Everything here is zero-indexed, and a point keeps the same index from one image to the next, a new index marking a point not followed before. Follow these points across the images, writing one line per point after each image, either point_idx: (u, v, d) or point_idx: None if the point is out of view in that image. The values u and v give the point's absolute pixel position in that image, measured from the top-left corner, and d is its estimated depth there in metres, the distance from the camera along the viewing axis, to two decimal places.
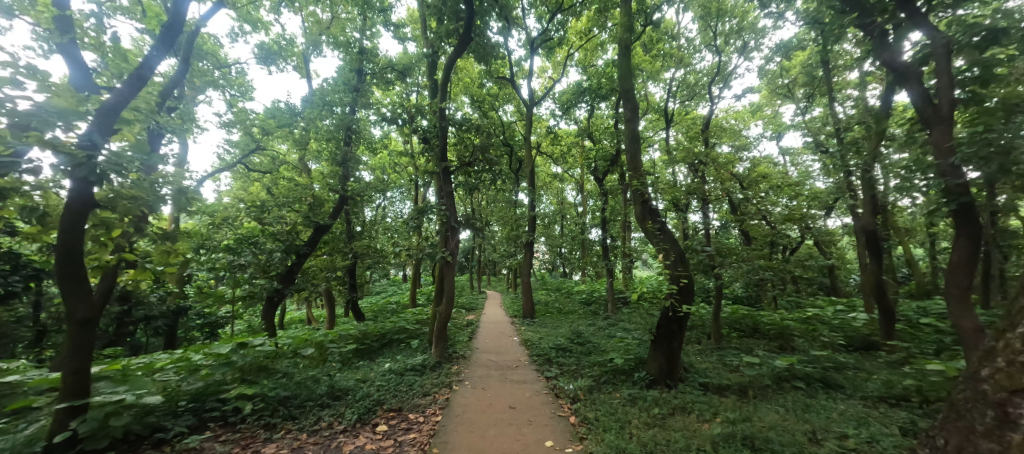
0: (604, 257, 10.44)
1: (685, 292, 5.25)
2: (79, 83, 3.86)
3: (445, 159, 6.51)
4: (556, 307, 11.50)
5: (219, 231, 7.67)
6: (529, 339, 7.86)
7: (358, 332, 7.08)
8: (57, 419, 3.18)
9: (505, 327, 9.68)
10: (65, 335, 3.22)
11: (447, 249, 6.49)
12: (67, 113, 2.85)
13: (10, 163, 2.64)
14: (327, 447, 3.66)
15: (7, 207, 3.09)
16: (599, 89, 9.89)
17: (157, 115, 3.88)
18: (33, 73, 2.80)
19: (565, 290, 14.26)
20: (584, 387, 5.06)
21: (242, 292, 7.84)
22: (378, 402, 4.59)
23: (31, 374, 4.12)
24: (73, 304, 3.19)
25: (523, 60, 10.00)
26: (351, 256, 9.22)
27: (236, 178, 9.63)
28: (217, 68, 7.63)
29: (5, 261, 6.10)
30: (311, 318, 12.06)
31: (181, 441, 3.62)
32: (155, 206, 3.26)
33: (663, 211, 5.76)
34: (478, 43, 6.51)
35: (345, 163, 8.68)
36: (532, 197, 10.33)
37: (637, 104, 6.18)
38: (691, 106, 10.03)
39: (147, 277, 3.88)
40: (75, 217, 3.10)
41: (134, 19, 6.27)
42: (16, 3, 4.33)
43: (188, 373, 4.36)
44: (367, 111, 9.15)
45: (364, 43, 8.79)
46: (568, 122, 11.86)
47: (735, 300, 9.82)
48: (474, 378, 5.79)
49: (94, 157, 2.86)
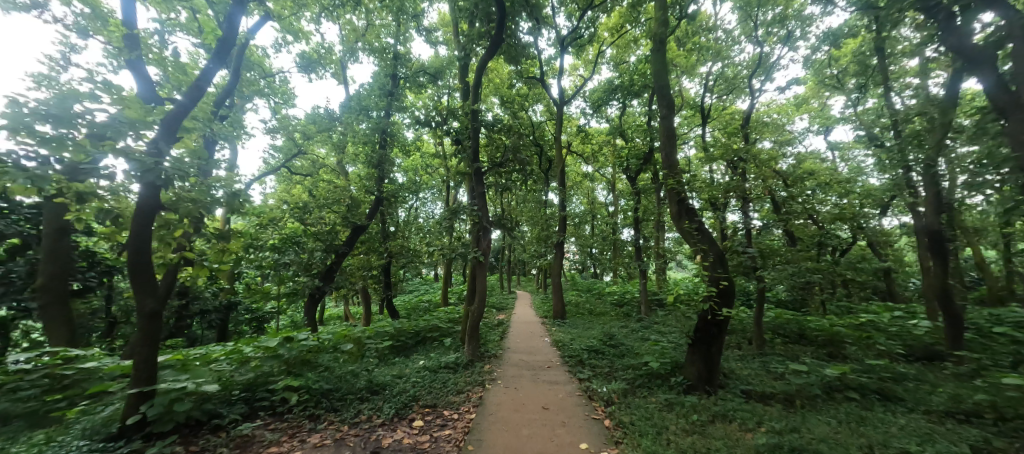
0: (637, 258, 10.20)
1: (725, 295, 5.06)
2: (145, 95, 4.42)
3: (476, 161, 6.58)
4: (587, 308, 11.35)
5: (265, 232, 8.16)
6: (561, 340, 7.81)
7: (393, 329, 7.29)
8: (130, 403, 3.51)
9: (534, 328, 9.67)
10: (134, 327, 3.52)
11: (479, 249, 6.56)
12: (137, 123, 3.12)
13: (90, 170, 2.93)
14: (367, 440, 3.79)
15: (85, 210, 3.40)
16: (632, 87, 9.64)
17: (212, 123, 4.16)
18: (108, 88, 3.09)
19: (597, 291, 14.02)
20: (618, 390, 4.96)
21: (287, 289, 8.20)
22: (414, 398, 4.71)
23: (106, 361, 4.56)
24: (142, 297, 3.51)
25: (553, 59, 9.94)
26: (386, 255, 9.50)
27: (280, 181, 10.19)
28: (263, 78, 8.08)
29: (83, 258, 6.73)
30: (349, 315, 12.55)
31: (235, 427, 3.87)
32: (212, 207, 3.52)
33: (700, 210, 5.59)
34: (509, 44, 6.57)
35: (381, 165, 8.91)
36: (562, 197, 10.25)
37: (673, 100, 5.99)
38: (730, 101, 9.62)
39: (204, 274, 4.17)
40: (145, 218, 3.41)
41: (191, 35, 6.75)
42: (91, 25, 4.99)
43: (240, 364, 4.66)
44: (402, 115, 9.40)
45: (398, 48, 9.03)
46: (598, 121, 11.68)
47: (778, 304, 9.32)
48: (506, 377, 5.81)
49: (160, 163, 3.12)
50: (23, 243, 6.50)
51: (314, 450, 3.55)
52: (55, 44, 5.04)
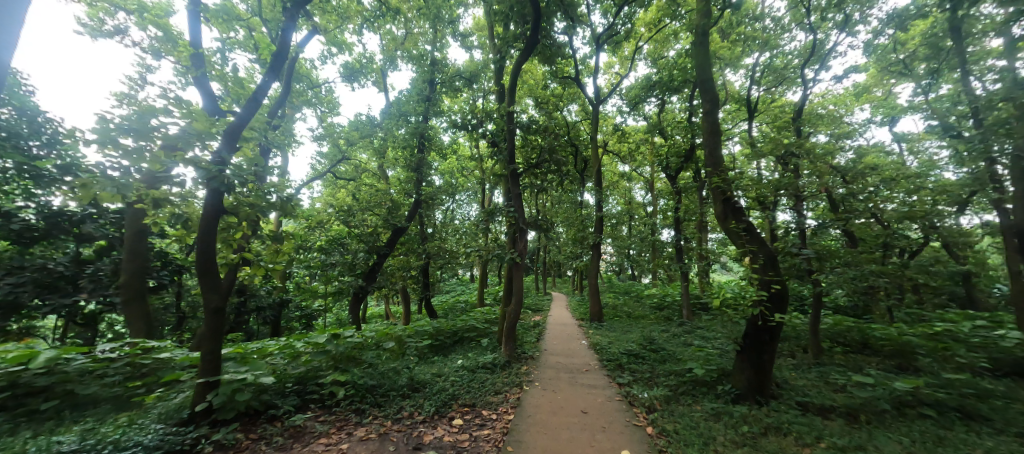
0: (678, 260, 9.82)
1: (778, 299, 4.76)
2: (209, 108, 4.83)
3: (512, 162, 6.61)
4: (625, 311, 11.06)
5: (313, 233, 8.76)
6: (598, 343, 7.66)
7: (432, 328, 7.47)
8: (198, 391, 3.83)
9: (571, 330, 9.56)
10: (202, 321, 3.84)
11: (516, 250, 6.56)
12: (204, 134, 3.41)
13: (165, 178, 3.24)
14: (409, 436, 3.90)
15: (160, 215, 3.74)
16: (671, 83, 9.30)
17: (267, 132, 4.46)
18: (179, 103, 3.40)
19: (635, 294, 13.60)
20: (660, 397, 4.78)
21: (332, 289, 8.61)
22: (453, 396, 4.80)
23: (176, 353, 5.01)
24: (209, 294, 3.83)
25: (588, 58, 9.81)
26: (424, 256, 9.74)
27: (326, 185, 10.75)
28: (310, 88, 8.57)
29: (158, 258, 7.46)
30: (389, 314, 12.99)
31: (289, 418, 4.11)
32: (268, 210, 3.79)
33: (748, 209, 5.31)
34: (545, 45, 6.57)
35: (419, 169, 9.18)
36: (599, 197, 10.06)
37: (717, 94, 5.73)
38: (779, 93, 9.05)
39: (260, 274, 4.47)
40: (211, 222, 3.72)
41: (248, 51, 7.28)
42: (164, 47, 5.52)
43: (292, 358, 4.95)
44: (439, 119, 9.63)
45: (435, 54, 9.25)
46: (635, 119, 11.39)
47: (837, 310, 8.61)
48: (544, 379, 5.77)
49: (223, 170, 3.40)
50: (109, 244, 7.43)
51: (360, 444, 3.70)
52: (134, 66, 5.61)
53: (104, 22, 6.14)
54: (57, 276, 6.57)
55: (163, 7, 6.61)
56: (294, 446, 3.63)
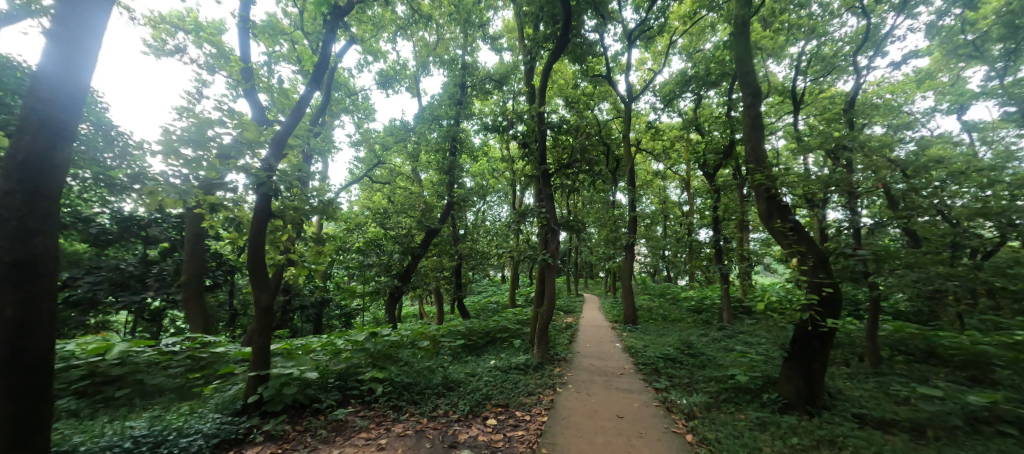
0: (717, 261, 9.40)
1: (829, 303, 4.45)
2: (258, 119, 5.14)
3: (543, 162, 6.60)
4: (661, 313, 10.73)
5: (352, 235, 9.13)
6: (633, 346, 7.47)
7: (465, 329, 7.58)
8: (250, 384, 4.08)
9: (604, 332, 9.39)
10: (253, 319, 4.08)
11: (548, 252, 6.51)
12: (253, 143, 3.64)
13: (220, 184, 3.49)
14: (444, 434, 3.96)
15: (217, 218, 4.03)
16: (708, 77, 8.93)
17: (310, 139, 4.69)
18: (232, 114, 3.64)
19: (671, 296, 13.16)
20: (701, 404, 4.59)
21: (370, 288, 8.92)
22: (486, 396, 4.83)
23: (231, 347, 5.38)
24: (259, 293, 4.07)
25: (620, 55, 9.63)
26: (457, 257, 9.90)
27: (363, 189, 11.18)
28: (348, 96, 8.93)
29: (214, 259, 8.05)
30: (423, 313, 13.30)
31: (331, 412, 4.29)
32: (311, 214, 3.98)
33: (795, 207, 5.02)
34: (575, 44, 6.51)
35: (451, 171, 9.34)
36: (631, 196, 9.84)
37: (759, 87, 5.45)
38: (828, 82, 8.49)
39: (305, 274, 4.70)
40: (260, 225, 3.95)
41: (291, 63, 7.69)
42: (219, 63, 5.95)
43: (334, 355, 5.17)
44: (470, 122, 9.76)
45: (466, 58, 9.39)
46: (670, 116, 11.05)
47: (897, 316, 7.94)
48: (577, 382, 5.71)
49: (270, 176, 3.61)
50: (171, 246, 8.10)
51: (398, 439, 3.81)
52: (192, 81, 6.08)
53: (166, 43, 6.69)
54: (128, 275, 7.23)
55: (217, 26, 7.13)
56: (337, 439, 3.78)
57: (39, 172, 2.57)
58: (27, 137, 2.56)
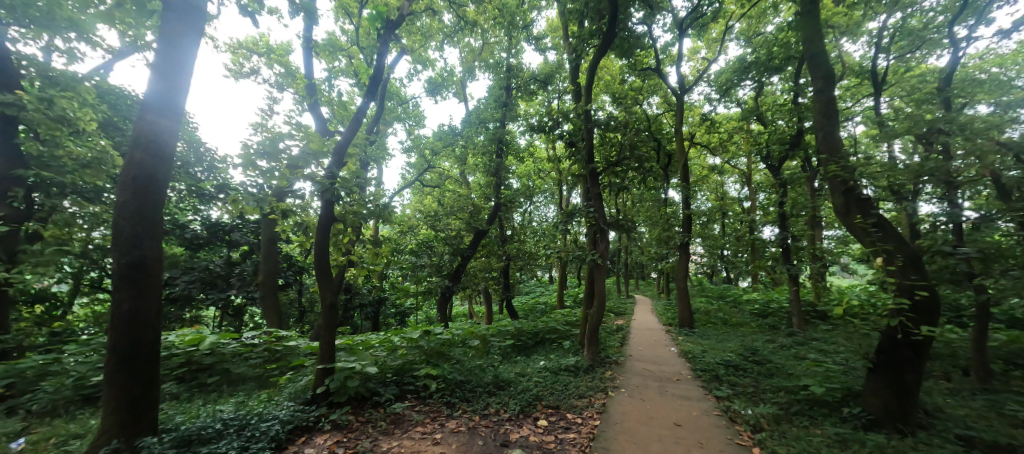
0: (784, 261, 8.65)
1: (924, 308, 3.93)
2: (320, 130, 5.67)
3: (591, 161, 6.47)
4: (721, 317, 10.07)
5: (405, 237, 9.54)
6: (690, 351, 7.09)
7: (514, 329, 7.64)
8: (318, 376, 4.43)
9: (657, 336, 9.01)
10: (320, 316, 4.43)
11: (597, 252, 6.36)
12: (318, 153, 3.97)
13: (290, 192, 3.86)
14: (496, 432, 4.02)
15: (289, 223, 4.42)
16: (771, 62, 8.25)
17: (367, 147, 4.99)
18: (300, 127, 3.98)
19: (732, 299, 12.30)
20: (768, 416, 4.25)
21: (423, 288, 9.28)
22: (537, 397, 4.83)
23: (300, 341, 5.88)
24: (325, 291, 4.40)
25: (670, 46, 9.21)
26: (505, 258, 10.03)
27: (415, 193, 11.67)
28: (400, 104, 9.36)
29: (285, 260, 8.82)
30: (473, 313, 13.59)
31: (390, 405, 4.51)
32: (368, 217, 4.27)
33: (879, 200, 4.49)
34: (622, 38, 6.32)
35: (498, 173, 9.47)
36: (685, 193, 9.36)
37: (833, 70, 4.94)
38: (918, 58, 7.49)
39: (364, 274, 5.00)
40: (325, 228, 4.29)
41: (349, 76, 8.21)
42: (287, 81, 6.54)
43: (391, 351, 5.44)
44: (515, 124, 9.82)
45: (510, 61, 9.45)
46: (727, 106, 10.37)
47: (1015, 324, 6.80)
48: (630, 386, 5.53)
49: (333, 183, 3.94)
50: (250, 249, 9.00)
51: (452, 435, 3.91)
52: (265, 99, 6.73)
53: (243, 65, 7.45)
54: (216, 275, 8.14)
55: (285, 48, 7.82)
56: (395, 431, 3.97)
57: (143, 200, 3.21)
58: (138, 157, 3.21)
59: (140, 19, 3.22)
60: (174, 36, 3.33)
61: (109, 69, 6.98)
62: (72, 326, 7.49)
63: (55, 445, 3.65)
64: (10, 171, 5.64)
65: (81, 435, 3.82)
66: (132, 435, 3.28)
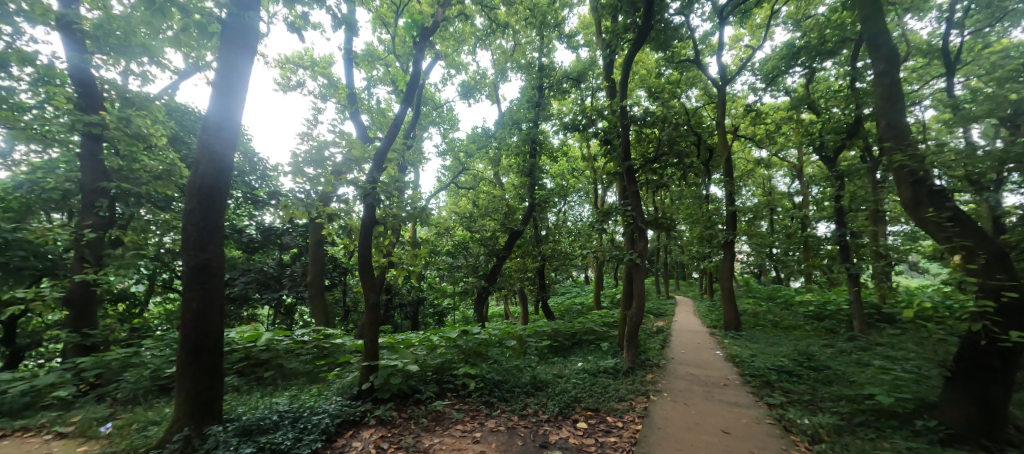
0: (842, 259, 8.01)
1: (1013, 311, 3.50)
2: (362, 138, 5.99)
3: (628, 158, 6.31)
4: (770, 320, 9.50)
5: (442, 239, 9.77)
6: (738, 355, 6.73)
7: (551, 330, 7.60)
8: (363, 372, 4.63)
9: (701, 338, 8.64)
10: (364, 315, 4.62)
11: (635, 252, 6.18)
12: (360, 160, 4.15)
13: (335, 197, 4.07)
14: (536, 433, 4.01)
15: (335, 226, 4.65)
16: (823, 45, 7.68)
17: (405, 151, 5.15)
18: (344, 134, 4.18)
19: (783, 300, 11.56)
20: (828, 426, 3.95)
21: (460, 289, 9.46)
22: (576, 399, 4.77)
23: (346, 339, 6.16)
24: (368, 291, 4.59)
25: (710, 35, 8.81)
26: (540, 258, 10.02)
27: (450, 195, 11.92)
28: (435, 109, 9.59)
29: (331, 262, 9.29)
30: (509, 313, 13.68)
31: (431, 402, 4.62)
32: (407, 219, 4.42)
33: (955, 191, 4.06)
34: (658, 30, 6.12)
35: (532, 173, 9.49)
36: (729, 188, 8.91)
37: (897, 50, 4.53)
38: (1000, 32, 6.69)
39: (404, 274, 5.16)
40: (368, 231, 4.48)
41: (387, 84, 8.52)
42: (330, 92, 6.92)
43: (431, 350, 5.58)
44: (548, 123, 9.78)
45: (542, 60, 9.41)
46: (774, 96, 9.78)
47: None
48: (673, 390, 5.34)
49: (374, 188, 4.12)
50: (299, 251, 9.56)
51: (492, 434, 3.94)
52: (311, 110, 7.14)
53: (290, 79, 7.93)
54: (269, 276, 8.72)
55: (327, 60, 8.24)
56: (436, 428, 4.06)
57: (208, 207, 3.50)
58: (203, 168, 3.50)
59: (202, 42, 3.50)
60: (231, 57, 3.61)
61: (176, 89, 7.67)
62: (149, 323, 8.32)
63: (137, 429, 4.06)
64: (97, 184, 6.32)
65: (157, 421, 4.22)
66: (201, 423, 3.57)
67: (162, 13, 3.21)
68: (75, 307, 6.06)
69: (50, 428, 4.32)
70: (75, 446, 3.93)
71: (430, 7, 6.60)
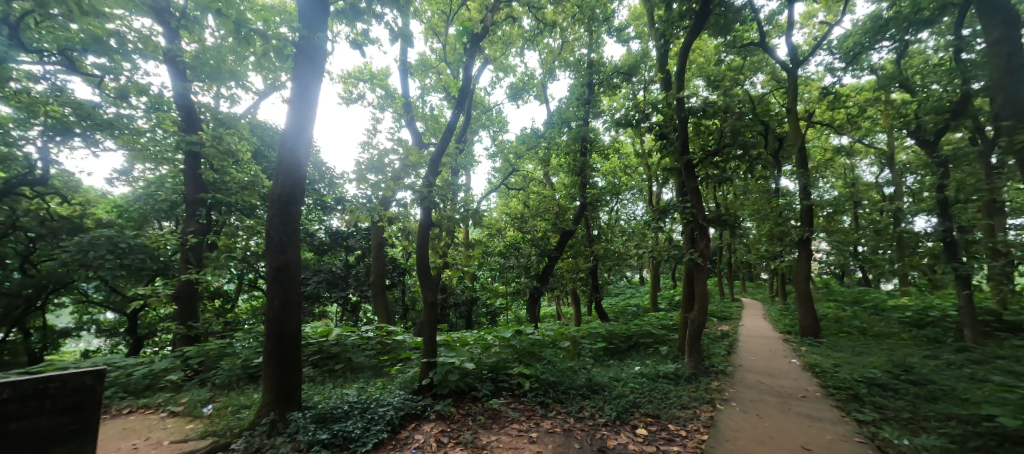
0: (947, 258, 6.97)
1: None
2: (418, 144, 6.31)
3: (686, 152, 5.99)
4: (855, 326, 8.51)
5: (494, 240, 9.96)
6: (818, 364, 6.10)
7: (605, 331, 7.44)
8: (423, 368, 4.84)
9: (772, 345, 7.96)
10: (423, 313, 4.83)
11: (696, 251, 5.84)
12: (417, 165, 4.35)
13: (395, 201, 4.31)
14: (593, 437, 3.93)
15: (396, 229, 4.91)
16: (917, 14, 6.65)
17: (457, 156, 5.29)
18: (402, 141, 4.41)
19: (872, 304, 10.30)
20: (934, 450, 3.45)
21: (512, 289, 9.56)
22: (635, 404, 4.62)
23: (406, 336, 6.49)
24: (427, 290, 4.79)
25: (777, 14, 8.09)
26: (593, 258, 9.85)
27: (501, 196, 12.10)
28: (484, 112, 9.80)
29: (391, 263, 9.86)
30: (561, 314, 13.60)
31: (487, 400, 4.71)
32: (461, 220, 4.55)
33: None
34: (718, 14, 5.74)
35: (583, 172, 9.34)
36: (802, 181, 8.14)
37: (1017, 12, 3.85)
38: None
39: (458, 275, 5.32)
40: (425, 233, 4.68)
41: (439, 91, 8.85)
42: (389, 103, 7.36)
43: (486, 349, 5.69)
44: (599, 120, 9.57)
45: (591, 56, 9.22)
46: (856, 75, 8.75)
47: None
48: (742, 400, 4.97)
49: (429, 191, 4.31)
50: (363, 253, 10.26)
51: (548, 435, 3.93)
52: (371, 120, 7.62)
53: (352, 92, 8.52)
54: (337, 276, 9.45)
55: (385, 72, 8.72)
56: (493, 426, 4.13)
57: (286, 214, 3.86)
58: (281, 178, 3.88)
59: (280, 65, 3.86)
60: (304, 77, 3.96)
61: (257, 108, 8.59)
62: (239, 317, 9.38)
63: (232, 411, 4.58)
64: (197, 194, 7.25)
65: (248, 406, 4.73)
66: (283, 410, 3.94)
67: (247, 42, 3.58)
68: (181, 303, 7.00)
69: (165, 407, 5.03)
70: (184, 423, 4.53)
71: (479, 13, 6.74)
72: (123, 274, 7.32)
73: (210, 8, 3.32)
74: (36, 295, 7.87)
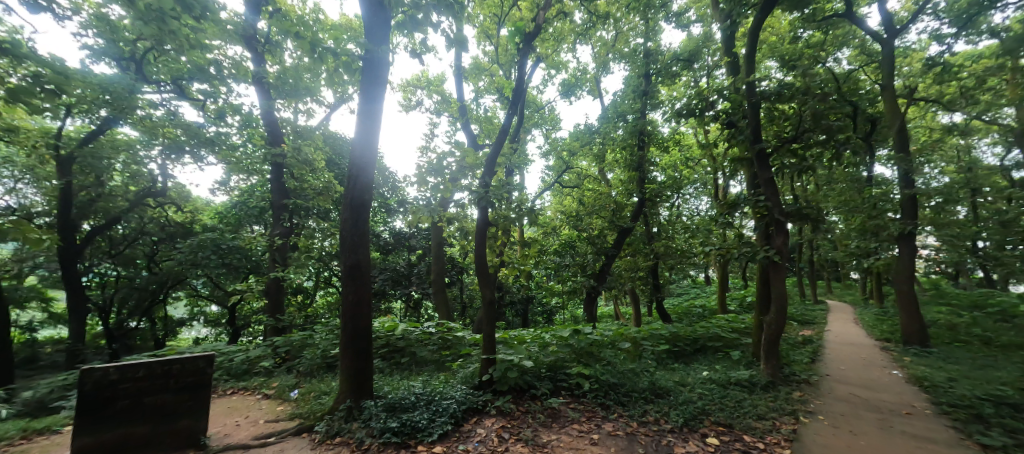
0: None
1: None
2: (473, 145, 6.49)
3: (758, 140, 5.52)
4: (974, 335, 7.27)
5: (549, 239, 9.94)
6: (926, 377, 5.30)
7: (669, 333, 7.10)
8: (483, 364, 4.97)
9: (866, 353, 7.06)
10: (482, 310, 4.97)
11: (771, 248, 5.36)
12: (473, 166, 4.48)
13: (452, 201, 4.48)
14: (658, 443, 3.77)
15: (455, 229, 5.08)
16: None
17: (511, 155, 5.34)
18: (459, 144, 4.56)
19: (997, 310, 8.74)
20: None
21: (568, 288, 9.21)
22: (703, 411, 4.36)
23: (466, 332, 6.72)
24: (484, 288, 4.90)
25: None
26: (652, 256, 9.47)
27: (555, 194, 12.06)
28: (537, 111, 9.81)
29: (450, 262, 10.24)
30: (619, 314, 13.20)
31: (546, 399, 4.71)
32: (517, 218, 4.61)
33: None
34: None
35: (641, 167, 9.00)
36: (901, 167, 7.13)
37: None
38: None
39: (515, 273, 5.40)
40: (482, 232, 4.80)
41: (492, 93, 9.03)
42: (445, 107, 7.66)
43: (544, 347, 5.70)
44: (657, 111, 9.15)
45: (648, 45, 8.83)
46: (971, 41, 7.48)
47: None
48: (830, 414, 4.48)
49: (485, 191, 4.42)
50: (424, 252, 10.77)
51: (610, 438, 3.84)
52: (428, 125, 7.97)
53: (411, 100, 8.97)
54: (401, 274, 10.01)
55: (440, 78, 9.05)
56: (553, 425, 4.13)
57: (356, 216, 4.17)
58: (351, 182, 4.19)
59: (349, 78, 4.17)
60: (370, 88, 4.23)
61: (329, 120, 9.37)
62: (318, 312, 10.32)
63: (314, 397, 5.06)
64: (281, 201, 8.09)
65: (328, 392, 5.18)
66: (358, 397, 4.27)
67: (321, 60, 3.90)
68: (271, 297, 7.88)
69: (260, 390, 5.70)
70: (276, 405, 5.10)
71: (529, 12, 6.77)
72: (225, 272, 8.41)
73: (289, 32, 3.66)
74: (159, 289, 9.36)
